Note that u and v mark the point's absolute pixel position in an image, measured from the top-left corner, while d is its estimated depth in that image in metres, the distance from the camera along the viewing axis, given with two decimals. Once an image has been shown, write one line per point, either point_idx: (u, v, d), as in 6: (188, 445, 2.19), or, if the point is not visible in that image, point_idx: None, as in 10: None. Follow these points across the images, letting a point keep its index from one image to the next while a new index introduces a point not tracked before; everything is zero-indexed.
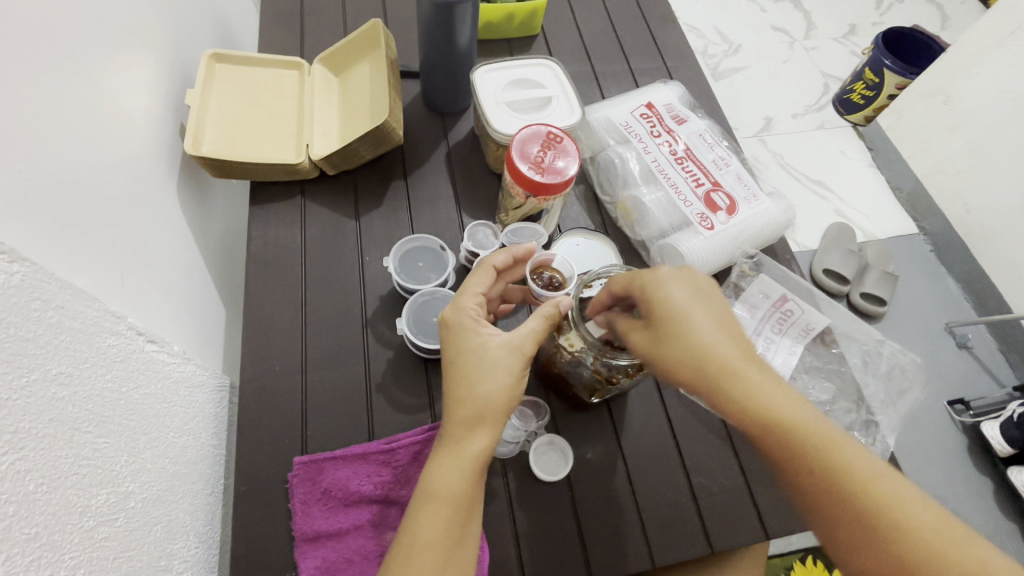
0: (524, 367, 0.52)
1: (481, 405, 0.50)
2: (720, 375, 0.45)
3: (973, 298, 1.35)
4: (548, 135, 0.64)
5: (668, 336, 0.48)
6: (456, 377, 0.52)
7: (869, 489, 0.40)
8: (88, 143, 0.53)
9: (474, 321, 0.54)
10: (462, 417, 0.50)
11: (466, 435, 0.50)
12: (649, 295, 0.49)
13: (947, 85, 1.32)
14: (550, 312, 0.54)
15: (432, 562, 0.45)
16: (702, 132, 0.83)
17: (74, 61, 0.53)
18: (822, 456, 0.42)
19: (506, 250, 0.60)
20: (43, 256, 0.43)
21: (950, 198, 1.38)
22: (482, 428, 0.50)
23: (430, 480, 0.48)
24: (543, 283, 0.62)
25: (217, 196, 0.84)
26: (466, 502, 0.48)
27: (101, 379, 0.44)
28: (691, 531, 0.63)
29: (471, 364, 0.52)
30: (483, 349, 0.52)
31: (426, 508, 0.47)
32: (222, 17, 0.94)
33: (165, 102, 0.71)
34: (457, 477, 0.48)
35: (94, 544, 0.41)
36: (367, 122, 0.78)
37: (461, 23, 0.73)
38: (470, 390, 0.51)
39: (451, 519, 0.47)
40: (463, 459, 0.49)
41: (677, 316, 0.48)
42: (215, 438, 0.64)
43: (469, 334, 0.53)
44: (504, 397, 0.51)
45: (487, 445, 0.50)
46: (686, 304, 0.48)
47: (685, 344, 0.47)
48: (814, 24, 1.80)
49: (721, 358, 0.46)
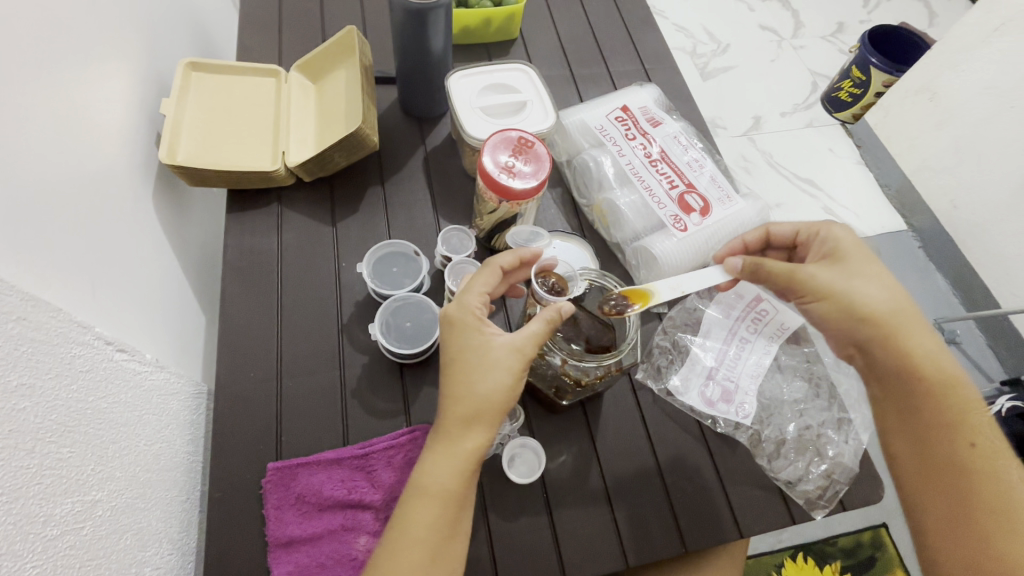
0: (523, 368, 0.51)
1: (478, 404, 0.50)
2: (887, 323, 0.53)
3: (962, 293, 1.36)
4: (519, 140, 0.65)
5: (864, 283, 0.54)
6: (458, 375, 0.51)
7: (998, 449, 0.50)
8: (58, 154, 0.54)
9: (478, 319, 0.53)
10: (457, 416, 0.50)
11: (462, 433, 0.50)
12: (846, 250, 0.57)
13: (932, 83, 1.32)
14: (552, 317, 0.52)
15: (419, 556, 0.47)
16: (677, 134, 0.84)
17: (44, 73, 0.54)
18: (966, 418, 0.50)
19: (515, 252, 0.59)
20: (9, 267, 0.44)
21: (936, 194, 1.39)
22: (477, 427, 0.50)
23: (423, 475, 0.49)
24: (546, 288, 0.60)
25: (195, 204, 0.84)
26: (457, 500, 0.49)
27: (66, 390, 0.44)
28: (664, 530, 0.63)
29: (471, 362, 0.51)
30: (485, 347, 0.51)
31: (417, 503, 0.48)
32: (200, 25, 0.94)
33: (140, 111, 0.72)
34: (450, 476, 0.49)
35: (58, 553, 0.42)
36: (343, 128, 0.79)
37: (434, 30, 0.74)
38: (469, 387, 0.50)
39: (441, 515, 0.48)
40: (455, 457, 0.49)
41: (872, 272, 0.55)
42: (190, 445, 0.64)
43: (471, 332, 0.52)
44: (500, 398, 0.50)
45: (481, 445, 0.50)
46: (876, 266, 0.56)
47: (874, 294, 0.54)
48: (802, 22, 1.81)
49: (896, 312, 0.54)
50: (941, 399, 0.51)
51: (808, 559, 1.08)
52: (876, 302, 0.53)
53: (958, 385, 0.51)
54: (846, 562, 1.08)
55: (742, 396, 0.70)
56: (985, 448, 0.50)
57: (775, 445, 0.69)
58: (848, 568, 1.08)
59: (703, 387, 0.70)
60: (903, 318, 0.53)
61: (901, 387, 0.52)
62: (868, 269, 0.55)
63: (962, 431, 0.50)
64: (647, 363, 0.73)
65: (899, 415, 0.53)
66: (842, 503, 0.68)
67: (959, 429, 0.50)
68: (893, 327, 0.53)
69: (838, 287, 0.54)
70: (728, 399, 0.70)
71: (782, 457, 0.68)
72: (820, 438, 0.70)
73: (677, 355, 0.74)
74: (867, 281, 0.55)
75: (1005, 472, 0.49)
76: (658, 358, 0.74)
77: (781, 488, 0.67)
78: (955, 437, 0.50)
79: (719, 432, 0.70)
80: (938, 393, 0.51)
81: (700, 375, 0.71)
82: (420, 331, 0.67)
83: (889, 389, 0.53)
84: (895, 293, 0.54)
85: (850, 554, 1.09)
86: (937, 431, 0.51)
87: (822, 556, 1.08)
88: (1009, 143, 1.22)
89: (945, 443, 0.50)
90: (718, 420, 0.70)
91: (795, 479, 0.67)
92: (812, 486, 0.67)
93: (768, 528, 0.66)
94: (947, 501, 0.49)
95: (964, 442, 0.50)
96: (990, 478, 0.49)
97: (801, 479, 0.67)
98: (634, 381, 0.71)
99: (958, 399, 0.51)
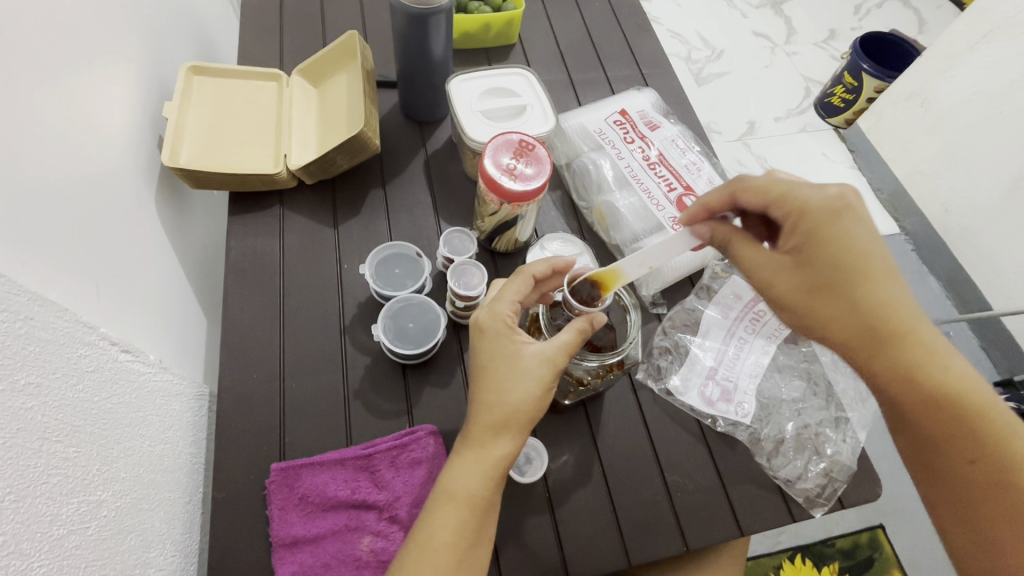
0: (553, 379, 0.52)
1: (508, 412, 0.50)
2: (856, 337, 0.46)
3: (955, 295, 1.38)
4: (519, 143, 0.66)
5: (825, 283, 0.46)
6: (489, 382, 0.51)
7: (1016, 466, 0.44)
8: (61, 157, 0.54)
9: (510, 328, 0.53)
10: (488, 423, 0.50)
11: (491, 439, 0.50)
12: (809, 233, 0.46)
13: (923, 88, 1.34)
14: (582, 327, 0.53)
15: (447, 560, 0.47)
16: (675, 137, 0.85)
17: (49, 75, 0.54)
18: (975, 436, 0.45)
19: (547, 261, 0.57)
20: (14, 268, 0.44)
21: (929, 197, 1.41)
22: (506, 434, 0.50)
23: (451, 480, 0.49)
24: (580, 298, 0.57)
25: (196, 207, 0.84)
26: (484, 505, 0.49)
27: (72, 390, 0.45)
28: (666, 528, 0.64)
29: (500, 370, 0.51)
30: (517, 356, 0.51)
31: (446, 508, 0.48)
32: (202, 30, 0.95)
33: (142, 114, 0.72)
34: (477, 481, 0.49)
35: (65, 552, 0.42)
36: (344, 131, 0.80)
37: (435, 34, 0.75)
38: (500, 396, 0.50)
39: (468, 520, 0.48)
40: (485, 463, 0.49)
41: (848, 260, 0.45)
42: (193, 446, 0.64)
43: (504, 340, 0.52)
44: (530, 407, 0.51)
45: (510, 452, 0.50)
46: (863, 236, 0.46)
47: (830, 299, 0.46)
48: (795, 29, 1.83)
49: (871, 313, 0.46)
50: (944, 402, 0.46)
51: (806, 561, 1.08)
52: (850, 299, 0.46)
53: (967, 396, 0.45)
54: (844, 564, 1.09)
55: (741, 395, 0.72)
56: (1002, 439, 0.45)
57: (774, 444, 0.70)
58: (846, 569, 1.08)
59: (702, 386, 0.72)
60: (887, 312, 0.45)
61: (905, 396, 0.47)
62: (845, 251, 0.46)
63: (977, 434, 0.46)
64: (647, 364, 0.74)
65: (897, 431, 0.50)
66: (841, 501, 0.69)
67: (974, 432, 0.46)
68: (884, 325, 0.46)
69: (790, 290, 0.48)
70: (727, 399, 0.72)
71: (781, 456, 0.69)
72: (818, 437, 0.71)
73: (677, 355, 0.75)
74: (850, 268, 0.46)
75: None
76: (658, 358, 0.74)
77: (780, 486, 0.68)
78: (966, 444, 0.46)
79: (720, 431, 0.70)
80: (941, 394, 0.46)
81: (700, 375, 0.73)
82: (423, 332, 0.67)
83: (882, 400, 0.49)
84: (867, 290, 0.45)
85: (848, 555, 1.09)
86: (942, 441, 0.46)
87: (820, 558, 1.09)
88: (998, 147, 1.24)
89: (953, 454, 0.46)
90: (718, 419, 0.70)
91: (794, 477, 0.68)
92: (811, 484, 0.68)
93: (768, 527, 0.66)
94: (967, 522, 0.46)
95: (966, 462, 0.46)
96: (997, 501, 0.45)
97: (800, 478, 0.68)
98: (634, 381, 0.72)
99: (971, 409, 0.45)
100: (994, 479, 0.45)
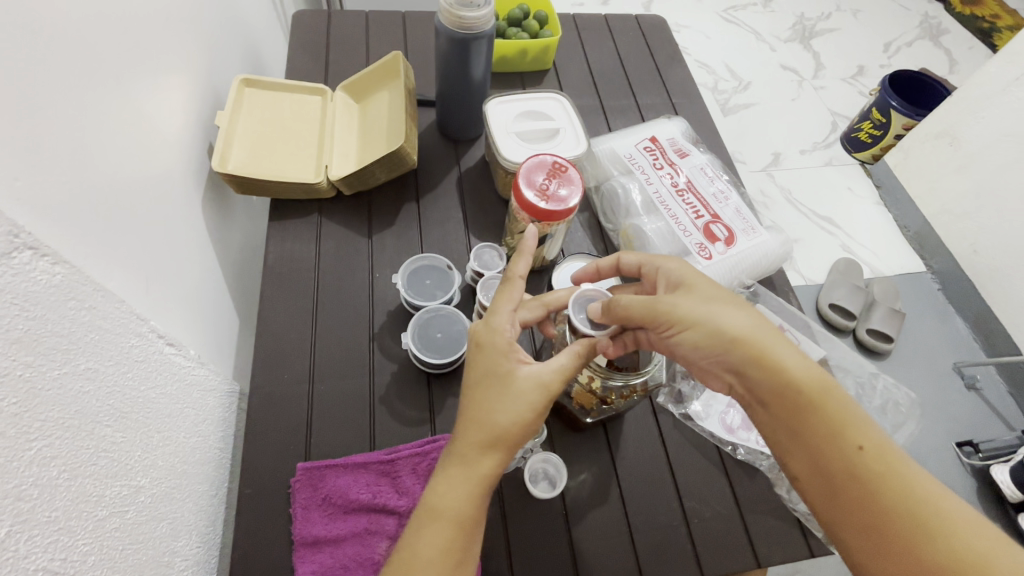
0: (546, 403, 0.51)
1: (496, 432, 0.50)
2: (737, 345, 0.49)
3: (982, 338, 1.35)
4: (553, 165, 0.68)
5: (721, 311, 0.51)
6: (478, 399, 0.52)
7: (889, 450, 0.46)
8: (126, 162, 0.58)
9: (508, 345, 0.53)
10: (474, 439, 0.50)
11: (477, 457, 0.50)
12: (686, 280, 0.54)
13: (952, 128, 1.35)
14: (581, 350, 0.52)
15: None
16: (703, 166, 0.87)
17: (119, 87, 0.58)
18: (849, 425, 0.46)
19: (529, 257, 0.57)
20: (80, 259, 0.47)
21: (957, 238, 1.39)
22: (493, 453, 0.50)
23: (434, 498, 0.49)
24: None
25: (237, 210, 0.88)
26: (468, 525, 0.48)
27: (123, 377, 0.47)
28: (682, 554, 0.64)
29: (491, 389, 0.51)
30: (511, 376, 0.52)
31: (429, 526, 0.48)
32: (252, 45, 1.00)
33: (196, 123, 0.76)
34: (461, 499, 0.49)
35: (106, 533, 0.44)
36: (384, 146, 0.83)
37: (476, 57, 0.78)
38: (487, 415, 0.50)
39: (452, 537, 0.48)
40: (470, 483, 0.49)
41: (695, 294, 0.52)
42: (221, 441, 0.66)
43: (499, 357, 0.53)
44: (519, 429, 0.50)
45: (496, 471, 0.50)
46: (716, 294, 0.52)
47: (729, 318, 0.50)
48: (823, 65, 1.85)
49: (757, 333, 0.50)
50: (824, 416, 0.47)
51: None
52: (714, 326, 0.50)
53: (839, 401, 0.47)
54: None
55: None
56: (874, 456, 0.45)
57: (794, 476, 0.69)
58: None
59: (723, 413, 0.73)
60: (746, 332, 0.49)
61: (775, 413, 0.49)
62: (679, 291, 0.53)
63: (856, 450, 0.46)
64: (669, 387, 0.74)
65: (803, 454, 0.47)
66: None
67: (848, 448, 0.46)
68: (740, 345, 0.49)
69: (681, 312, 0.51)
70: (748, 427, 0.72)
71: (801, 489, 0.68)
72: None
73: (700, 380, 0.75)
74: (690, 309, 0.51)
75: (943, 499, 0.44)
76: (680, 382, 0.75)
77: (799, 519, 0.67)
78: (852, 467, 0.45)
79: (740, 459, 0.70)
80: (817, 412, 0.47)
81: (722, 402, 0.74)
82: (451, 343, 0.69)
83: (780, 418, 0.48)
84: (737, 318, 0.50)
85: None
86: (845, 462, 0.45)
87: None
88: None
89: (850, 473, 0.45)
90: (738, 447, 0.70)
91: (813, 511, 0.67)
92: None
93: (786, 560, 0.65)
94: (876, 537, 0.44)
95: (854, 449, 0.46)
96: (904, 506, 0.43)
97: None
98: (655, 404, 0.72)
99: (835, 413, 0.47)
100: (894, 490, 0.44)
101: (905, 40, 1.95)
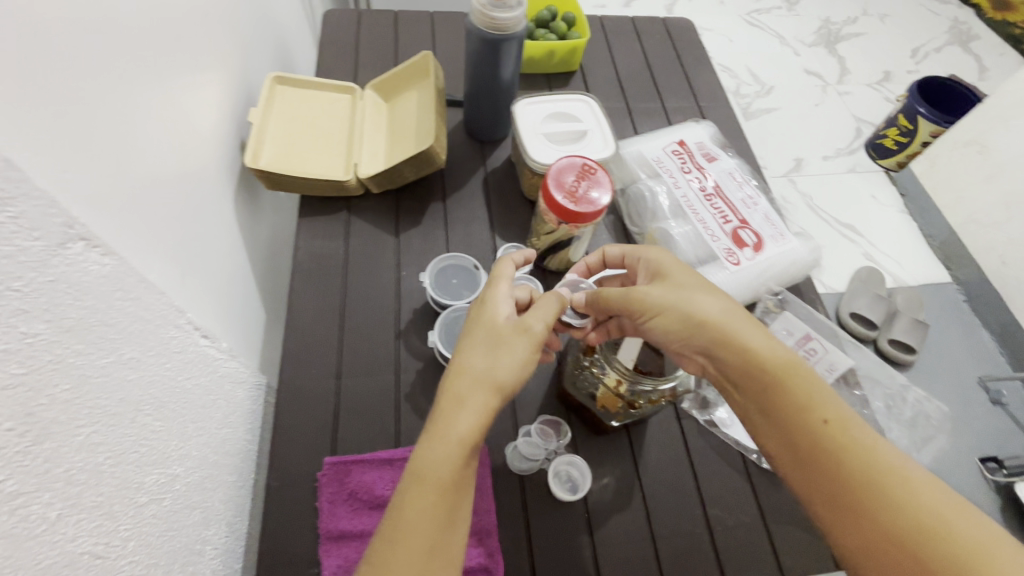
0: (532, 349, 0.49)
1: (481, 377, 0.47)
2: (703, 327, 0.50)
3: (1010, 352, 1.31)
4: (582, 166, 0.68)
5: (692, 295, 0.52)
6: (463, 352, 0.49)
7: (853, 423, 0.45)
8: (165, 156, 0.59)
9: (495, 300, 0.52)
10: (456, 388, 0.46)
11: (459, 408, 0.45)
12: (665, 267, 0.55)
13: (983, 136, 1.32)
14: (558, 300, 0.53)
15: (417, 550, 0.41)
16: (732, 171, 0.86)
17: (160, 83, 0.60)
18: (812, 400, 0.46)
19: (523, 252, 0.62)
20: (123, 250, 0.48)
21: (986, 248, 1.36)
22: (478, 401, 0.46)
23: (416, 460, 0.44)
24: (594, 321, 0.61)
25: (266, 206, 0.89)
26: (454, 484, 0.43)
27: (163, 368, 0.48)
28: (705, 561, 0.63)
29: (476, 340, 0.49)
30: (496, 326, 0.50)
31: (413, 490, 0.43)
32: (282, 43, 1.01)
33: (230, 119, 0.78)
34: (445, 453, 0.43)
35: (144, 519, 0.45)
36: (412, 145, 0.84)
37: (507, 58, 0.78)
38: (470, 362, 0.48)
39: (437, 498, 0.42)
40: (452, 436, 0.44)
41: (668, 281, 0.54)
42: (250, 433, 0.67)
43: (487, 311, 0.52)
44: (506, 372, 0.47)
45: (481, 423, 0.45)
46: (693, 281, 0.54)
47: (701, 302, 0.51)
48: (848, 70, 1.82)
49: (726, 316, 0.51)
50: (784, 390, 0.47)
51: None
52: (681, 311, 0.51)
53: (803, 375, 0.47)
54: None
55: None
56: (838, 428, 0.45)
57: None
58: None
59: None
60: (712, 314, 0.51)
61: (745, 391, 0.49)
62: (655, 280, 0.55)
63: (819, 422, 0.45)
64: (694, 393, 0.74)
65: (770, 430, 0.47)
66: None
67: (811, 420, 0.45)
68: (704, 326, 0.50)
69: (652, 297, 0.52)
70: None
71: None
72: None
73: None
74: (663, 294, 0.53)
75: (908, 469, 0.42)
76: (706, 389, 0.74)
77: None
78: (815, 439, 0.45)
79: (765, 469, 0.69)
80: (780, 386, 0.47)
81: None
82: None
83: (750, 395, 0.49)
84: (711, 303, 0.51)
85: None
86: (808, 435, 0.45)
87: None
88: None
89: (814, 447, 0.45)
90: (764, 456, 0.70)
91: None
92: None
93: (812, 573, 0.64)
94: (844, 512, 0.42)
95: (818, 422, 0.45)
96: (869, 478, 0.42)
97: None
98: (679, 410, 0.72)
99: (797, 387, 0.47)
100: (859, 463, 0.43)
101: (933, 45, 1.91)
